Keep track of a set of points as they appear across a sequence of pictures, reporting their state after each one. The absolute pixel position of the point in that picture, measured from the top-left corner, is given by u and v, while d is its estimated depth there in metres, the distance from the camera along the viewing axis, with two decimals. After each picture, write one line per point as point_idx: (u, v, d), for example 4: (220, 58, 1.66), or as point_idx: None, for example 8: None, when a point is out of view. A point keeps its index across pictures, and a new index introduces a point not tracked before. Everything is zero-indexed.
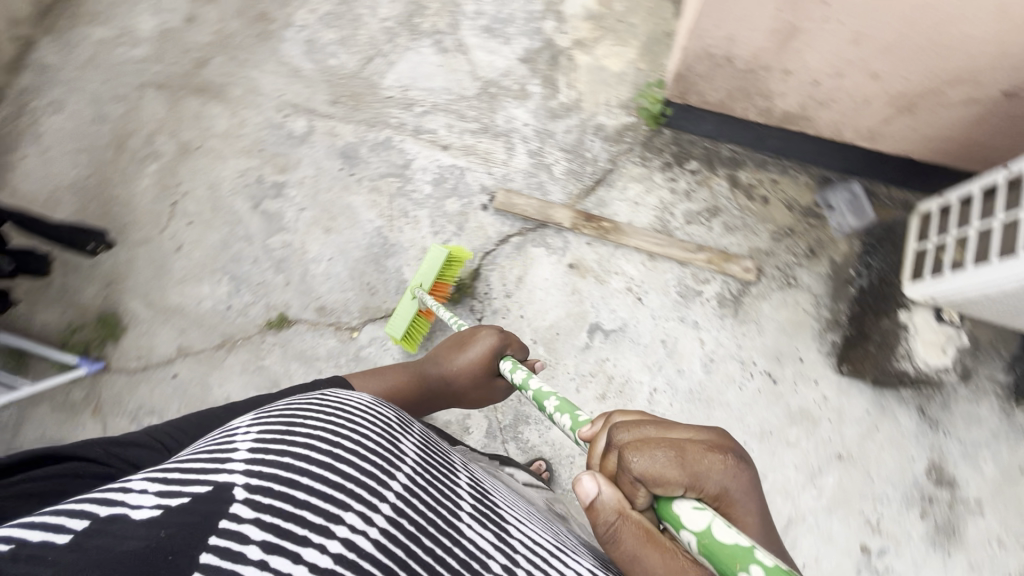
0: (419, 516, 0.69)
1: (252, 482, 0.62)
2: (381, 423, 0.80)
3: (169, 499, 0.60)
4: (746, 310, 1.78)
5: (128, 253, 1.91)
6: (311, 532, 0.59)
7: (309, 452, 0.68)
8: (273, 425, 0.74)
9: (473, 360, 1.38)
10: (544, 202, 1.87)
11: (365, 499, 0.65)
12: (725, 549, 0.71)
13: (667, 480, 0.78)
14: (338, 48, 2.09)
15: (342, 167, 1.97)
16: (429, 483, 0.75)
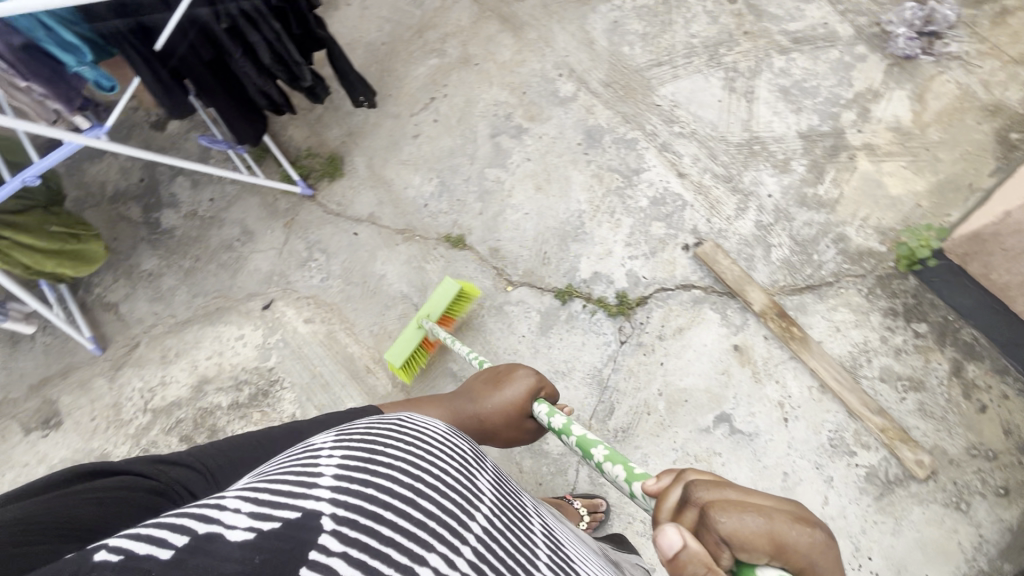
0: (499, 558, 0.62)
1: (339, 512, 0.55)
2: (452, 457, 0.74)
3: (261, 521, 0.52)
4: (892, 502, 1.56)
5: (376, 118, 2.11)
6: (398, 568, 0.52)
7: (389, 483, 0.61)
8: (350, 448, 0.67)
9: (507, 403, 1.23)
10: (746, 275, 1.77)
11: (442, 540, 0.58)
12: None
13: (755, 546, 0.66)
14: (637, 40, 2.12)
15: (581, 142, 2.00)
16: (503, 523, 0.68)
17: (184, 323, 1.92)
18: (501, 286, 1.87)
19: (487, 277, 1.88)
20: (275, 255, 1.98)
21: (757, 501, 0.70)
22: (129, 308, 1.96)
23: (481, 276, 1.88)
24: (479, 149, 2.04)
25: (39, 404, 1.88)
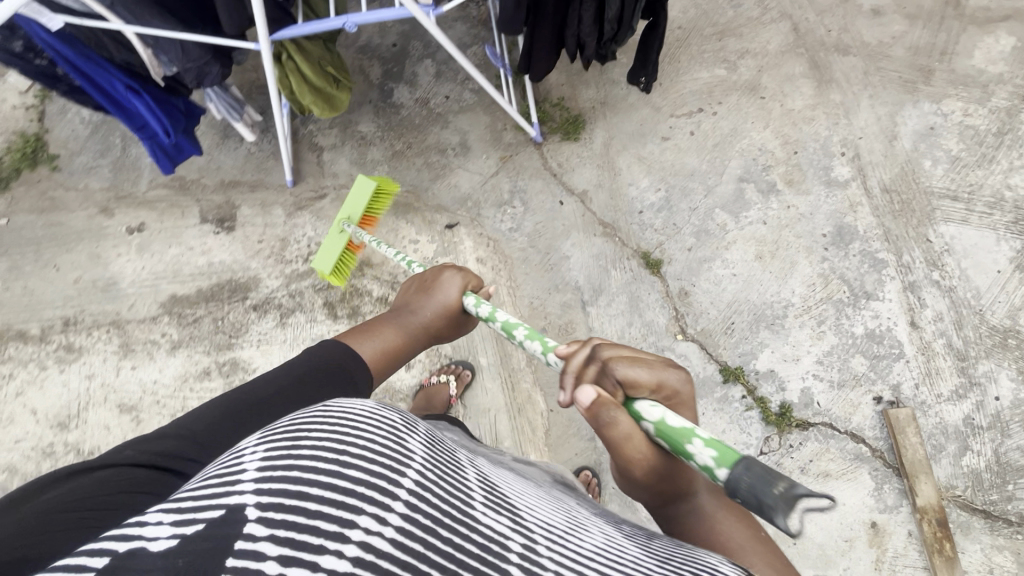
0: (442, 501, 0.49)
1: (265, 500, 0.43)
2: (388, 414, 0.56)
3: (183, 528, 0.42)
4: None
5: (634, 100, 1.97)
6: (326, 539, 0.41)
7: (312, 454, 0.47)
8: (275, 431, 0.52)
9: (445, 307, 1.11)
10: (926, 462, 1.60)
11: (374, 490, 0.46)
12: (675, 434, 0.68)
13: (639, 383, 0.75)
14: (946, 159, 1.85)
15: (827, 234, 1.81)
16: (438, 471, 0.53)
17: None
18: (672, 331, 1.77)
19: (663, 314, 1.78)
20: (478, 182, 1.94)
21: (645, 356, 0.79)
22: (330, 158, 2.00)
23: (659, 311, 1.78)
24: (720, 185, 1.88)
25: (222, 201, 1.97)
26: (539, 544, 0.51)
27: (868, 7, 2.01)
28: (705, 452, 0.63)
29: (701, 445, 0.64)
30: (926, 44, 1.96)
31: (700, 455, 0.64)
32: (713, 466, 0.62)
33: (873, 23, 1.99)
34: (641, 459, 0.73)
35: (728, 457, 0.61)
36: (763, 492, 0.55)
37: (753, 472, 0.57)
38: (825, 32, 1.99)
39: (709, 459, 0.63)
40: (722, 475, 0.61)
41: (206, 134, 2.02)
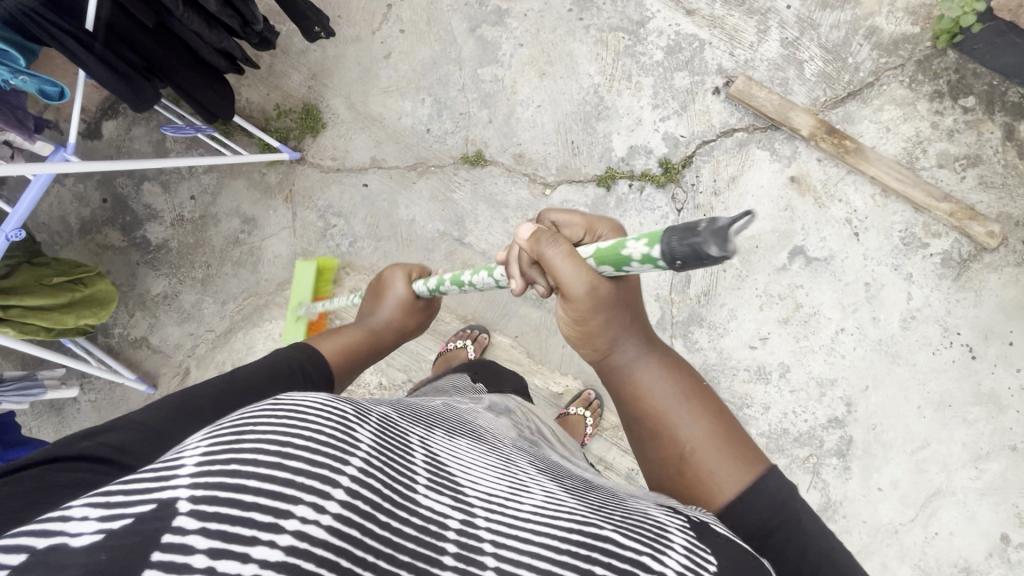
0: (383, 488, 0.47)
1: (199, 493, 0.42)
2: (341, 400, 0.53)
3: (112, 524, 0.40)
4: (969, 278, 1.62)
5: (336, 50, 1.83)
6: (259, 530, 0.40)
7: (254, 450, 0.45)
8: (223, 428, 0.49)
9: (400, 302, 1.17)
10: (785, 100, 1.67)
11: (314, 482, 0.44)
12: (611, 252, 0.70)
13: (570, 231, 0.83)
14: None
15: (571, 8, 1.77)
16: (388, 456, 0.51)
17: (226, 334, 1.80)
18: (540, 192, 1.75)
19: (522, 187, 1.75)
20: (289, 235, 1.81)
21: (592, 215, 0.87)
22: (161, 337, 1.82)
23: (516, 188, 1.75)
24: (463, 49, 1.80)
25: None
26: (478, 514, 0.50)
27: None
28: (638, 245, 0.65)
29: (632, 241, 0.66)
30: None
31: (637, 248, 0.65)
32: (647, 250, 0.64)
33: None
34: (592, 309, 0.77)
35: (654, 236, 0.63)
36: (692, 238, 0.57)
37: (674, 231, 0.59)
38: None
39: (642, 246, 0.64)
40: (637, 247, 0.65)
41: (39, 425, 1.79)
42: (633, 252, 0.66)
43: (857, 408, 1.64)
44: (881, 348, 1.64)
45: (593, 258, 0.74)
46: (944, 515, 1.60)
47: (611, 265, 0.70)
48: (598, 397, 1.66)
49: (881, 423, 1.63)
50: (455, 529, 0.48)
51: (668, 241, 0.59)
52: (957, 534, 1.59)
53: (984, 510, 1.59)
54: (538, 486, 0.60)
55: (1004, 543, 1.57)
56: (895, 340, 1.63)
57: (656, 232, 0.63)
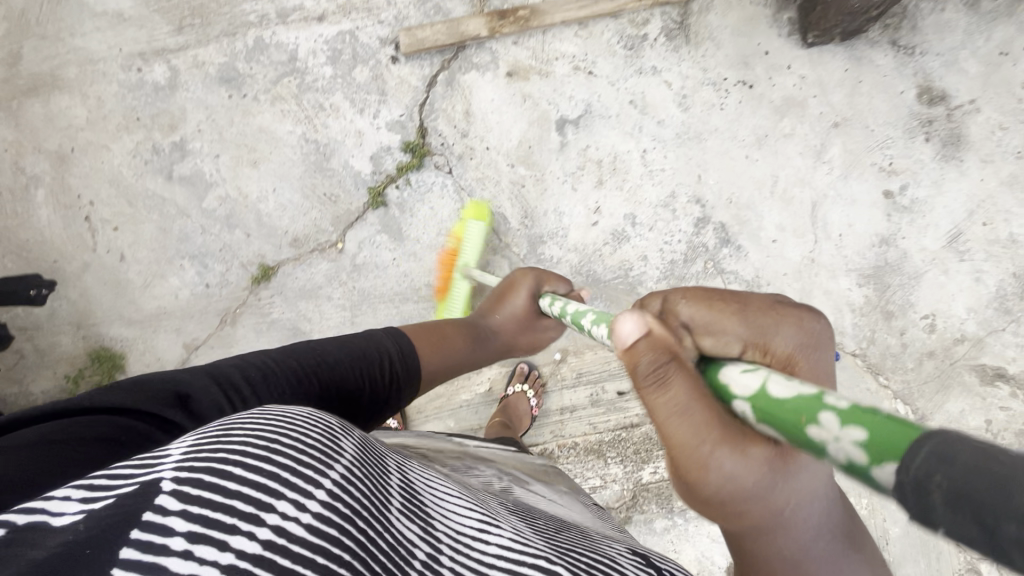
0: (362, 500, 0.50)
1: (181, 473, 0.45)
2: (320, 421, 0.60)
3: (94, 501, 0.44)
4: (697, 31, 1.67)
5: (78, 287, 1.74)
6: (242, 519, 0.43)
7: (241, 445, 0.49)
8: (206, 432, 0.53)
9: (516, 313, 1.39)
10: (449, 21, 1.68)
11: (298, 479, 0.47)
12: (790, 411, 0.53)
13: (730, 328, 0.68)
14: None
15: (229, 93, 1.74)
16: (365, 471, 0.55)
17: None
18: (335, 253, 1.71)
19: (319, 263, 1.72)
20: None
21: (741, 303, 0.70)
22: None
23: (315, 268, 1.71)
24: (178, 198, 1.74)
25: None
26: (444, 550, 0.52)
27: None
28: (847, 434, 0.46)
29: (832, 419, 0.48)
30: None
31: (837, 447, 0.46)
32: (867, 461, 0.44)
33: None
34: (705, 456, 0.63)
35: (876, 428, 0.44)
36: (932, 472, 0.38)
37: (949, 450, 0.38)
38: None
39: (857, 445, 0.45)
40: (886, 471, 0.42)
41: None
42: (839, 453, 0.46)
43: (707, 196, 1.67)
44: (683, 138, 1.67)
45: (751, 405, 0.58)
46: (835, 216, 1.66)
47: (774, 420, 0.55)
48: (532, 366, 1.66)
49: (733, 192, 1.67)
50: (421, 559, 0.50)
51: (937, 499, 0.37)
52: (855, 221, 1.66)
53: (856, 187, 1.66)
54: (510, 526, 0.63)
55: (891, 198, 1.66)
56: (687, 123, 1.67)
57: (935, 455, 0.38)
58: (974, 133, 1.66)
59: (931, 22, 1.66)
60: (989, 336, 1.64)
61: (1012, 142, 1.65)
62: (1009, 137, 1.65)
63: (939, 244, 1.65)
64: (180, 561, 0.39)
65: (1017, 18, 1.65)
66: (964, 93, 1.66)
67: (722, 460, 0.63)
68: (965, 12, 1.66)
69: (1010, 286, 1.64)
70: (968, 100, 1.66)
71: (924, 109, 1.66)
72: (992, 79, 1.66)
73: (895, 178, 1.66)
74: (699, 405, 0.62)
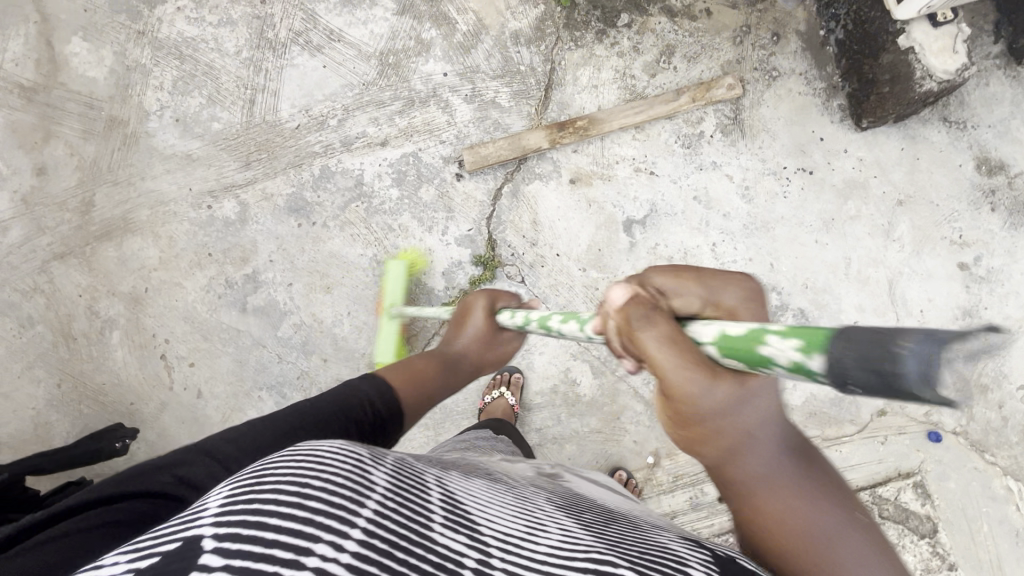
0: (403, 527, 0.49)
1: (220, 530, 0.45)
2: (352, 451, 0.58)
3: (139, 563, 0.45)
4: (751, 125, 1.72)
5: (156, 428, 1.72)
6: (281, 566, 0.42)
7: (274, 492, 0.49)
8: (240, 482, 0.53)
9: (476, 335, 1.14)
10: (510, 137, 1.73)
11: (332, 522, 0.46)
12: (741, 339, 0.52)
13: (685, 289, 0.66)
14: (213, 109, 1.82)
15: (299, 222, 1.77)
16: (401, 495, 0.54)
17: None
18: None
19: None
20: None
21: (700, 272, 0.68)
22: None
23: None
24: (253, 329, 1.74)
25: None
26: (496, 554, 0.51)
27: (33, 178, 1.82)
28: (788, 344, 0.45)
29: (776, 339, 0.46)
30: (84, 123, 1.83)
31: (780, 353, 0.46)
32: (803, 359, 0.43)
33: (59, 176, 1.82)
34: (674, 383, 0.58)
35: (818, 341, 0.42)
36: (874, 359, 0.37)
37: (854, 338, 0.39)
38: (70, 225, 1.81)
39: (793, 352, 0.44)
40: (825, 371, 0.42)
41: None
42: (785, 361, 0.46)
43: (783, 284, 1.67)
44: (751, 229, 1.69)
45: (715, 345, 0.55)
46: (913, 292, 1.66)
47: (747, 364, 0.51)
48: (627, 473, 1.61)
49: (807, 277, 1.67)
50: (474, 566, 0.49)
51: (852, 375, 0.39)
52: (935, 296, 1.65)
53: (930, 261, 1.66)
54: (555, 525, 0.61)
55: (966, 270, 1.65)
56: (753, 214, 1.70)
57: (851, 341, 0.39)
58: None
59: (978, 96, 1.71)
60: None
61: None
62: None
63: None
64: None
65: None
66: (1021, 160, 1.69)
67: (726, 399, 0.59)
68: (1010, 83, 1.71)
69: None
70: None
71: (985, 179, 1.68)
72: None
73: (968, 249, 1.66)
74: (675, 349, 0.57)
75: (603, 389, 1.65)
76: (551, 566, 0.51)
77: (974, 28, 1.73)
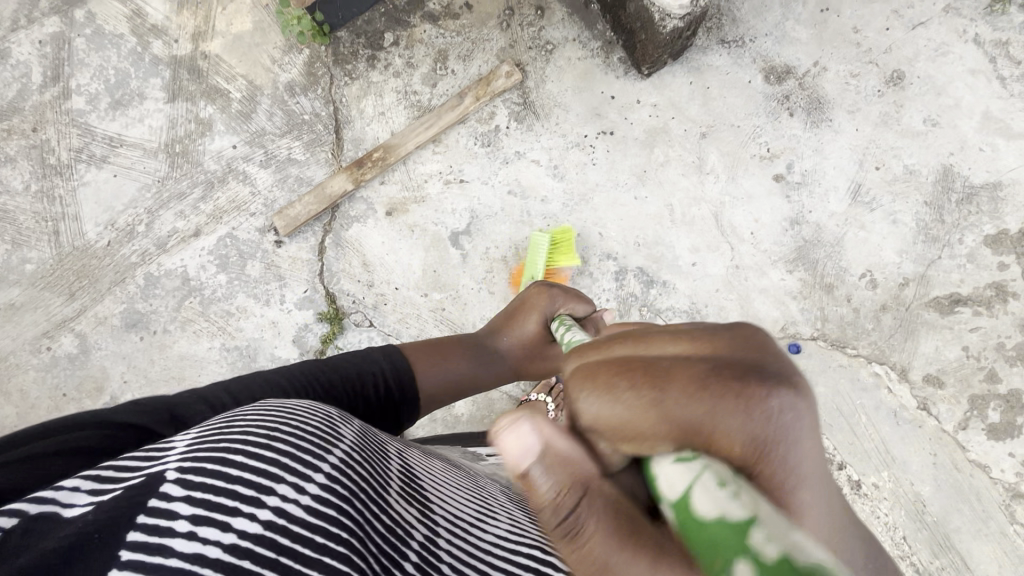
0: (360, 484, 0.53)
1: (184, 463, 0.48)
2: (318, 413, 0.61)
3: (103, 496, 0.45)
4: (542, 103, 1.71)
5: None
6: (242, 502, 0.46)
7: (244, 435, 0.52)
8: (210, 426, 0.56)
9: (526, 341, 1.11)
10: (315, 189, 1.71)
11: (296, 466, 0.50)
12: (708, 539, 0.35)
13: (666, 430, 0.43)
14: (20, 250, 1.78)
15: (140, 336, 1.75)
16: (365, 458, 0.57)
17: None
18: None
19: None
20: None
21: (677, 365, 0.45)
22: None
23: None
24: None
25: None
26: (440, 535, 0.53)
27: None
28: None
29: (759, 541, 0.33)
30: None
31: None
32: None
33: None
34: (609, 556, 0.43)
35: None
36: None
37: None
38: None
39: (763, 568, 0.32)
40: None
41: None
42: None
43: (616, 249, 1.68)
44: (572, 205, 1.69)
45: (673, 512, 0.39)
46: (740, 217, 1.67)
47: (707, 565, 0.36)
48: None
49: (638, 235, 1.68)
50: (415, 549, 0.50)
51: None
52: (761, 215, 1.67)
53: (748, 183, 1.68)
54: (507, 514, 0.62)
55: (783, 180, 1.67)
56: (569, 189, 1.70)
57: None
58: (831, 90, 1.69)
59: (748, 9, 1.71)
60: (929, 269, 1.63)
61: (869, 83, 1.69)
62: (865, 80, 1.69)
63: (845, 204, 1.66)
64: (185, 542, 0.42)
65: None
66: (805, 58, 1.70)
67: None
68: None
69: (926, 214, 1.65)
70: (812, 63, 1.69)
71: (777, 87, 1.69)
72: (824, 35, 1.70)
73: (778, 160, 1.68)
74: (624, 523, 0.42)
75: (477, 403, 1.66)
76: (495, 557, 0.53)
77: None
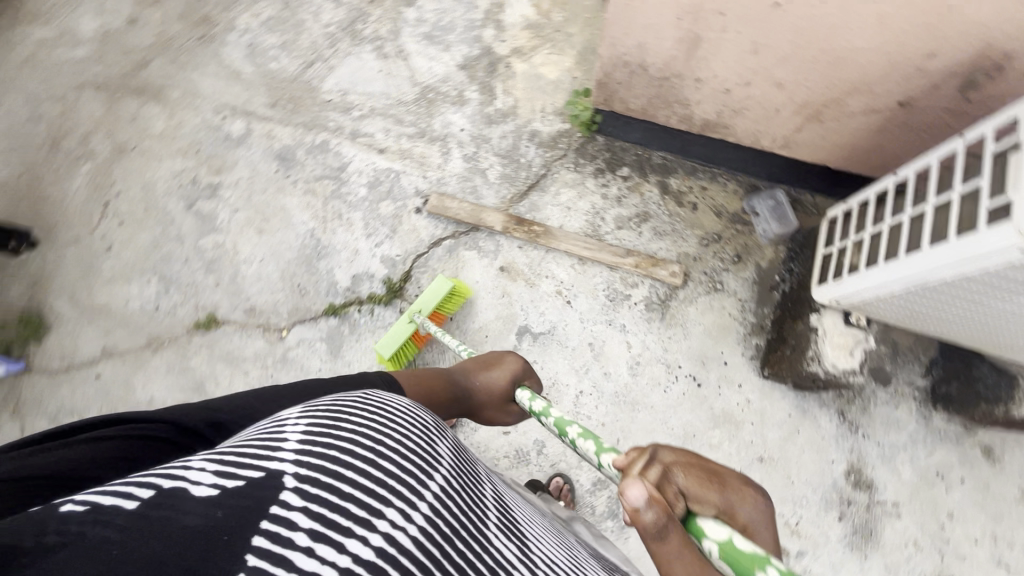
0: (455, 517, 0.60)
1: (300, 470, 0.53)
2: (416, 420, 0.71)
3: (227, 481, 0.51)
4: (673, 315, 1.80)
5: (57, 255, 1.89)
6: (355, 523, 0.51)
7: (351, 446, 0.58)
8: (315, 416, 0.63)
9: (492, 391, 1.18)
10: (476, 205, 1.88)
11: (400, 491, 0.57)
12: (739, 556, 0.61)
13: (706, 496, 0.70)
14: (280, 51, 2.10)
15: (277, 169, 1.96)
16: (455, 485, 0.65)
17: None
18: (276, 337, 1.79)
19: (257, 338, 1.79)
20: None
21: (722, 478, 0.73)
22: None
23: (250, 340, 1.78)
24: (182, 226, 1.91)
25: None
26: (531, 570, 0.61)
27: (122, 24, 2.13)
28: None
29: None
30: (185, 6, 2.15)
31: None
32: None
33: (141, 32, 2.12)
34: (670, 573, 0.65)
35: None
36: None
37: None
38: (120, 69, 2.08)
39: None
40: None
41: None
42: None
43: None
44: (619, 400, 1.73)
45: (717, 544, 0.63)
46: None
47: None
48: None
49: None
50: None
51: None
52: None
53: None
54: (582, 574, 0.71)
55: (784, 557, 1.62)
56: (629, 388, 1.74)
57: None
58: (888, 537, 1.64)
59: (882, 413, 1.72)
60: None
61: (922, 564, 1.62)
62: (921, 558, 1.62)
63: None
64: (304, 557, 0.47)
65: (963, 449, 1.69)
66: (891, 492, 1.67)
67: None
68: (918, 421, 1.70)
69: None
70: (891, 501, 1.66)
71: (848, 488, 1.67)
72: (922, 493, 1.66)
73: (796, 539, 1.64)
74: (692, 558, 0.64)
75: None
76: None
77: (910, 352, 1.71)
